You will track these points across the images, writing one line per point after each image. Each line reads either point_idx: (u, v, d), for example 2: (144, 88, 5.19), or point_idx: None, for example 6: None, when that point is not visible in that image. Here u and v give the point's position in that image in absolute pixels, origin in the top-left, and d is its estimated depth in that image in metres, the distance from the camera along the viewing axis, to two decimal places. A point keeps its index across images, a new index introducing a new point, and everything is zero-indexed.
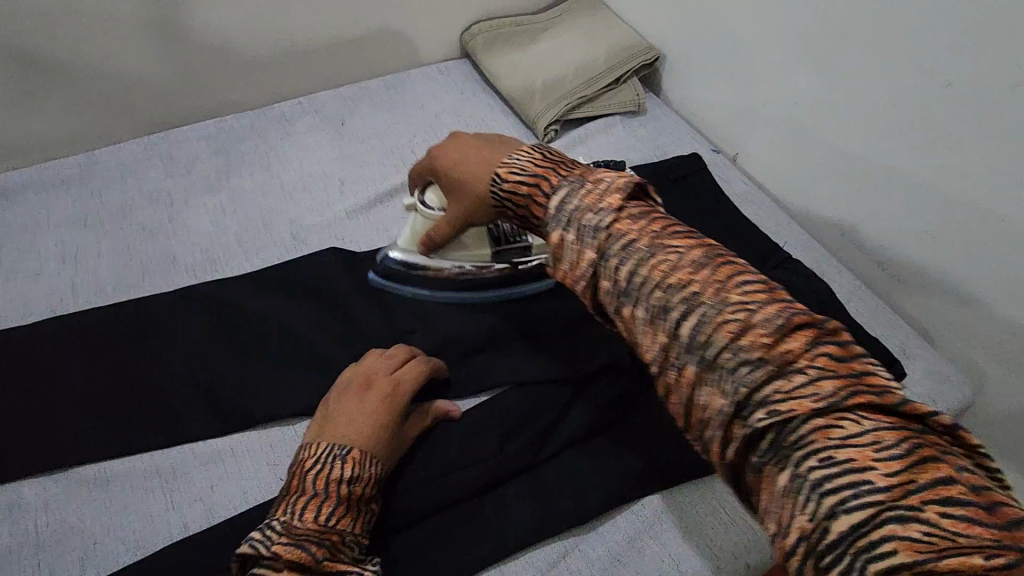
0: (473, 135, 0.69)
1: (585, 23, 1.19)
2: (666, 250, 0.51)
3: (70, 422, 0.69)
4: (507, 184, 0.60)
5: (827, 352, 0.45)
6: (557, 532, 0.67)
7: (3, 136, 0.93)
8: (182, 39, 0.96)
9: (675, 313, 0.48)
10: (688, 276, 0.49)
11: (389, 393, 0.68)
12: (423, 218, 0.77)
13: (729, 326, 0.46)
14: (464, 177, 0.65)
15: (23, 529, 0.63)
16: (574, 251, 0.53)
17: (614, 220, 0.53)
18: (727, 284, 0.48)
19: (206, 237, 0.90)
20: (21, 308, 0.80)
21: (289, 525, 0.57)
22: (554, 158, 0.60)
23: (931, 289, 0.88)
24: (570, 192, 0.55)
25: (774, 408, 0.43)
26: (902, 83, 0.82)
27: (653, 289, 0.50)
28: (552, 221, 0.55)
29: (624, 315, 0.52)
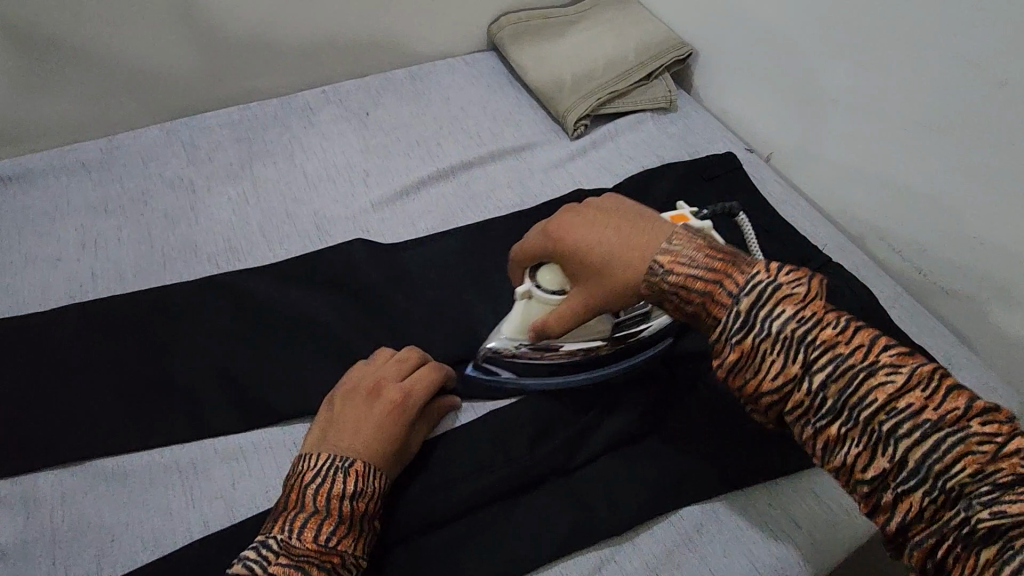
0: (593, 207, 0.65)
1: (616, 17, 1.16)
2: (887, 368, 0.49)
3: (88, 412, 0.67)
4: (674, 277, 0.58)
5: None
6: (591, 542, 0.64)
7: (23, 118, 0.91)
8: (207, 23, 0.94)
9: (900, 433, 0.47)
10: (918, 398, 0.47)
11: (396, 401, 0.65)
12: (540, 305, 0.69)
13: (969, 452, 0.45)
14: (605, 266, 0.61)
15: (39, 523, 0.61)
16: (771, 362, 0.52)
17: (819, 332, 0.51)
18: (963, 407, 0.46)
19: (230, 227, 0.87)
20: (40, 295, 0.78)
21: (287, 544, 0.55)
22: (720, 248, 0.58)
23: (975, 298, 0.85)
24: (763, 295, 0.53)
25: (1000, 510, 0.43)
26: (954, 83, 0.79)
27: (876, 409, 0.48)
28: (745, 328, 0.53)
29: (828, 430, 0.50)
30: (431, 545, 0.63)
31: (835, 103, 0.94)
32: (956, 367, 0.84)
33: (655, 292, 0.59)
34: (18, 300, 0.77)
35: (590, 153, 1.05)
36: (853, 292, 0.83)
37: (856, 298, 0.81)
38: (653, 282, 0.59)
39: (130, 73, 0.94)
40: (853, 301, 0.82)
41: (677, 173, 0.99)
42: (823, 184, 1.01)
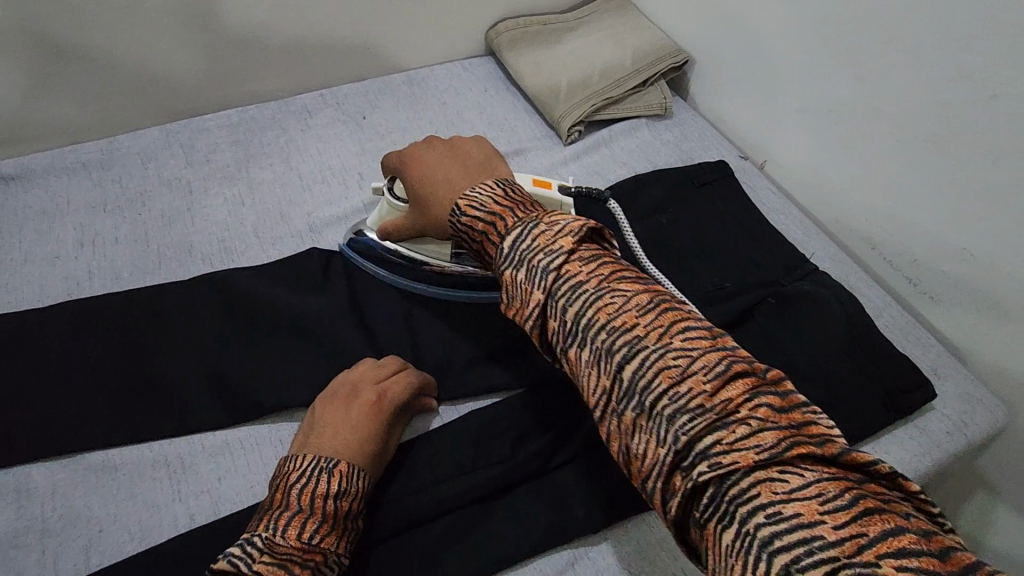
0: (439, 150, 0.76)
1: (614, 24, 1.17)
2: (613, 293, 0.55)
3: (79, 406, 0.69)
4: (466, 218, 0.66)
5: (768, 403, 0.47)
6: (568, 541, 0.65)
7: (27, 119, 0.93)
8: (209, 27, 0.96)
9: (617, 353, 0.52)
10: (632, 318, 0.53)
11: (377, 403, 0.67)
12: (389, 208, 0.81)
13: (668, 368, 0.50)
14: (426, 196, 0.74)
15: (30, 514, 0.62)
16: (523, 288, 0.58)
17: (564, 262, 0.57)
18: (673, 329, 0.52)
19: (225, 227, 0.89)
20: (37, 291, 0.80)
21: (272, 543, 0.55)
22: (512, 196, 0.65)
23: (963, 307, 0.85)
24: (524, 233, 0.60)
25: (715, 461, 0.45)
26: (945, 93, 0.79)
27: (600, 330, 0.54)
28: (507, 259, 0.60)
29: (569, 352, 0.56)
30: (411, 542, 0.65)
31: (829, 112, 0.94)
32: (943, 377, 0.83)
33: (452, 228, 0.68)
34: (16, 295, 0.79)
35: (584, 158, 1.06)
36: (840, 300, 0.83)
37: (842, 306, 0.82)
38: (453, 220, 0.67)
39: (132, 75, 0.96)
40: (839, 309, 0.82)
41: (668, 179, 1.00)
42: (815, 192, 1.01)
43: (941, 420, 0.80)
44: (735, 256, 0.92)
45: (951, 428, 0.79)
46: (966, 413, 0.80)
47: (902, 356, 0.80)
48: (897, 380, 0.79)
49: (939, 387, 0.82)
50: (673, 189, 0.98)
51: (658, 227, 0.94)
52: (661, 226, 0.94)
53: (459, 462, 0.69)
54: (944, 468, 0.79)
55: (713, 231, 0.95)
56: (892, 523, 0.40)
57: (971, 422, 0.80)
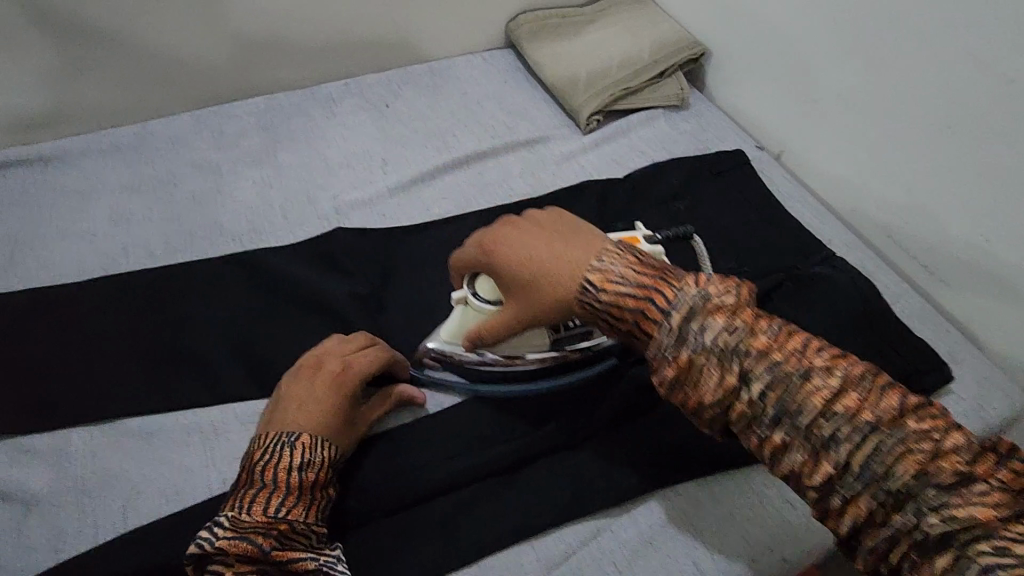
0: (530, 223, 0.66)
1: (632, 17, 1.18)
2: (819, 372, 0.51)
3: (115, 374, 0.71)
4: (606, 295, 0.58)
5: (993, 464, 0.47)
6: (589, 513, 0.67)
7: (63, 104, 0.96)
8: (237, 15, 0.98)
9: (843, 438, 0.49)
10: (850, 399, 0.50)
11: (338, 377, 0.67)
12: (474, 312, 0.71)
13: (908, 452, 0.48)
14: (539, 279, 0.62)
15: (68, 475, 0.65)
16: (714, 376, 0.53)
17: (753, 341, 0.53)
18: (897, 406, 0.49)
19: (254, 208, 0.91)
20: (75, 266, 0.82)
21: (236, 520, 0.57)
22: (649, 264, 0.59)
23: (978, 292, 0.86)
24: (696, 307, 0.54)
25: (952, 514, 0.45)
26: (962, 80, 0.80)
27: (817, 416, 0.50)
28: (684, 343, 0.54)
29: (771, 435, 0.52)
30: (432, 510, 0.66)
31: (846, 101, 0.95)
32: (959, 361, 0.84)
33: (587, 311, 0.60)
34: (54, 271, 0.82)
35: (602, 147, 1.08)
36: (855, 284, 0.84)
37: (857, 290, 0.83)
38: (586, 300, 0.59)
39: (163, 62, 0.99)
40: (854, 294, 0.83)
41: (685, 168, 1.01)
42: (832, 181, 1.02)
43: (958, 405, 0.80)
44: (752, 242, 0.93)
45: (967, 411, 0.80)
46: (981, 397, 0.81)
47: (917, 340, 0.81)
48: (912, 362, 0.80)
49: (956, 371, 0.83)
50: (689, 177, 1.00)
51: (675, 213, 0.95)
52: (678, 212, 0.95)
53: (479, 434, 0.71)
54: None
55: (729, 217, 0.96)
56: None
57: (986, 405, 0.80)
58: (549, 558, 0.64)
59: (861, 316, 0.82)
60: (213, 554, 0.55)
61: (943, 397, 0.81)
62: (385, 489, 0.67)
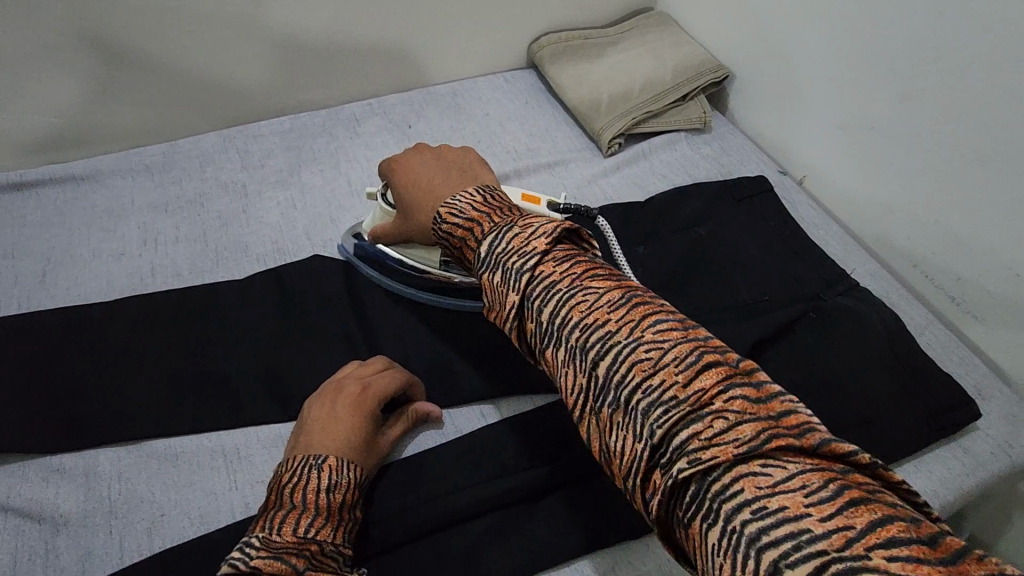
0: (426, 159, 0.76)
1: (654, 39, 1.19)
2: (586, 292, 0.54)
3: (143, 396, 0.72)
4: (446, 225, 0.67)
5: (743, 395, 0.45)
6: (609, 545, 0.66)
7: (97, 124, 0.99)
8: (266, 38, 1.00)
9: (590, 350, 0.52)
10: (604, 315, 0.52)
11: (358, 398, 0.69)
12: (383, 213, 0.82)
13: (640, 362, 0.49)
14: (413, 206, 0.74)
15: (97, 495, 0.66)
16: (500, 292, 0.58)
17: (537, 263, 0.58)
18: (649, 326, 0.51)
19: (278, 229, 0.93)
20: (104, 285, 0.84)
21: (268, 540, 0.55)
22: (492, 202, 0.66)
23: (1007, 326, 0.84)
24: (497, 238, 0.61)
25: (692, 450, 0.44)
26: (994, 110, 0.79)
27: (572, 329, 0.53)
28: (484, 263, 0.61)
29: (547, 354, 0.55)
30: (456, 539, 0.66)
31: (872, 128, 0.95)
32: (988, 398, 0.82)
33: (436, 236, 0.70)
34: (85, 289, 0.83)
35: (623, 170, 1.08)
36: (879, 314, 0.83)
37: (881, 321, 0.82)
38: (435, 227, 0.69)
39: (193, 83, 1.01)
40: (879, 325, 0.82)
41: (708, 192, 1.01)
42: (856, 208, 1.01)
43: (986, 441, 0.79)
44: (774, 270, 0.92)
45: (996, 449, 0.78)
46: (1010, 435, 0.79)
47: (944, 374, 0.80)
48: (940, 397, 0.79)
49: (985, 408, 0.81)
50: (712, 202, 1.00)
51: (697, 238, 0.95)
52: (700, 238, 0.95)
53: (502, 461, 0.71)
54: (989, 491, 0.78)
55: (752, 242, 0.96)
56: (882, 513, 0.38)
57: (1016, 444, 0.79)
58: None
59: (887, 348, 0.81)
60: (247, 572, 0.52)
61: (970, 433, 0.80)
62: (408, 517, 0.67)
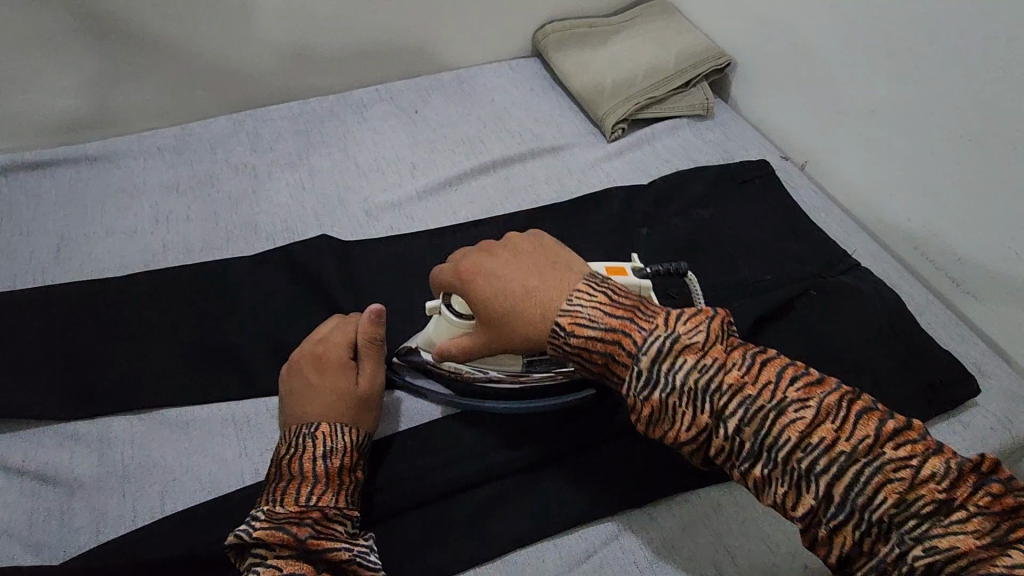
0: (501, 256, 0.68)
1: (658, 27, 1.20)
2: (793, 406, 0.53)
3: (156, 366, 0.74)
4: (576, 338, 0.61)
5: (983, 490, 0.48)
6: (613, 514, 0.68)
7: (110, 107, 1.00)
8: (274, 23, 1.01)
9: (821, 471, 0.51)
10: (826, 430, 0.52)
11: (316, 359, 0.71)
12: (447, 324, 0.71)
13: (888, 483, 0.49)
14: (508, 316, 0.64)
15: (111, 461, 0.67)
16: (687, 416, 0.55)
17: (724, 376, 0.55)
18: (869, 433, 0.51)
19: (287, 209, 0.94)
20: (118, 262, 0.86)
21: (270, 511, 0.59)
22: (619, 301, 0.61)
23: (1007, 305, 0.85)
24: (663, 349, 0.56)
25: (936, 547, 0.47)
26: (993, 92, 0.80)
27: (793, 449, 0.52)
28: (658, 385, 0.56)
29: (752, 473, 0.54)
30: (462, 503, 0.68)
31: (873, 112, 0.96)
32: (988, 375, 0.83)
33: (557, 350, 0.63)
34: (98, 265, 0.85)
35: (626, 154, 1.09)
36: (878, 293, 0.85)
37: (880, 301, 0.83)
38: (555, 341, 0.62)
39: (203, 67, 1.02)
40: (878, 305, 0.83)
41: (710, 176, 1.02)
42: (856, 192, 1.02)
43: (984, 417, 0.80)
44: (774, 251, 0.93)
45: (995, 424, 0.79)
46: (1009, 411, 0.80)
47: (943, 351, 0.81)
48: (938, 373, 0.80)
49: (985, 385, 0.82)
50: (714, 186, 1.01)
51: (699, 220, 0.96)
52: (703, 220, 0.96)
53: (507, 431, 0.72)
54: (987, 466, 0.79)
55: (754, 225, 0.97)
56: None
57: (1015, 419, 0.80)
58: (572, 556, 0.65)
59: (885, 325, 0.82)
60: (251, 543, 0.56)
61: (967, 408, 0.81)
62: (414, 484, 0.68)
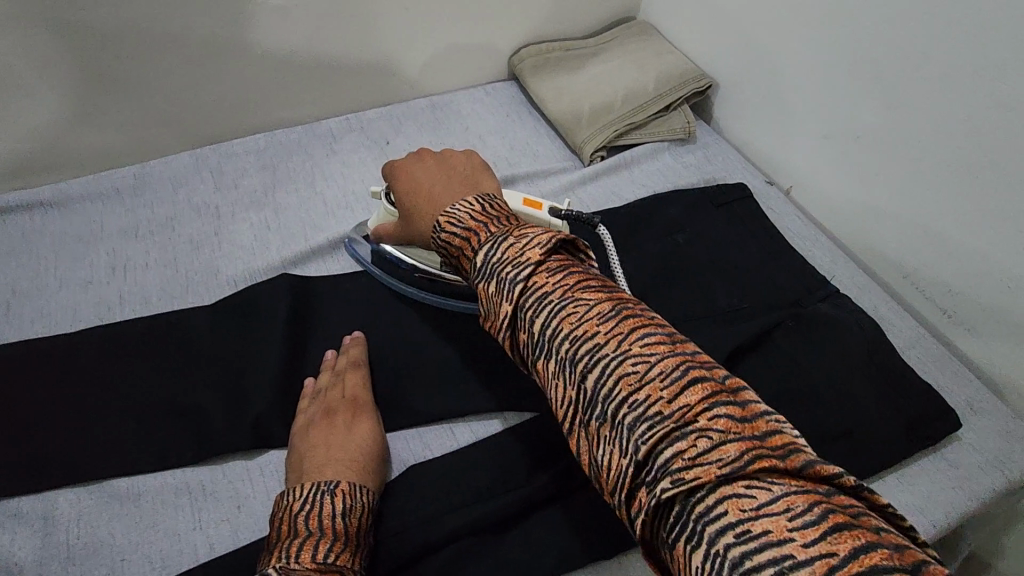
0: (424, 166, 0.75)
1: (636, 49, 1.17)
2: (577, 304, 0.53)
3: (105, 433, 0.70)
4: (444, 234, 0.64)
5: (730, 413, 0.45)
6: (578, 566, 0.65)
7: (65, 147, 0.96)
8: (237, 55, 0.98)
9: (582, 365, 0.50)
10: (596, 329, 0.51)
11: (346, 410, 0.71)
12: (386, 213, 0.82)
13: (632, 380, 0.47)
14: (415, 212, 0.73)
15: (56, 542, 0.63)
16: (494, 303, 0.57)
17: (526, 274, 0.55)
18: (635, 338, 0.49)
19: (251, 251, 0.90)
20: (70, 315, 0.81)
21: (287, 569, 0.54)
22: (490, 212, 0.63)
23: (997, 338, 0.83)
24: (490, 250, 0.58)
25: (679, 475, 0.43)
26: (982, 119, 0.77)
27: (563, 341, 0.52)
28: (479, 274, 0.58)
29: (539, 366, 0.54)
30: (429, 565, 0.64)
31: (858, 138, 0.93)
32: (980, 413, 0.80)
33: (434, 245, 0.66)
34: (49, 319, 0.81)
35: (601, 179, 1.06)
36: (859, 324, 0.82)
37: (862, 332, 0.81)
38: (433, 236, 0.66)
39: (165, 105, 0.98)
40: (861, 339, 0.80)
41: (689, 202, 1.00)
42: (844, 218, 0.99)
43: (979, 461, 0.76)
44: (757, 282, 0.90)
45: (986, 464, 0.76)
46: (1001, 451, 0.77)
47: (927, 387, 0.78)
48: (919, 408, 0.77)
49: (976, 422, 0.79)
50: (694, 211, 0.98)
51: (676, 248, 0.93)
52: (683, 249, 0.93)
53: (476, 486, 0.70)
54: (984, 512, 0.76)
55: (737, 255, 0.94)
56: (864, 539, 0.37)
57: (1008, 460, 0.76)
58: None
59: (866, 360, 0.79)
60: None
61: (958, 447, 0.77)
62: (389, 547, 0.65)
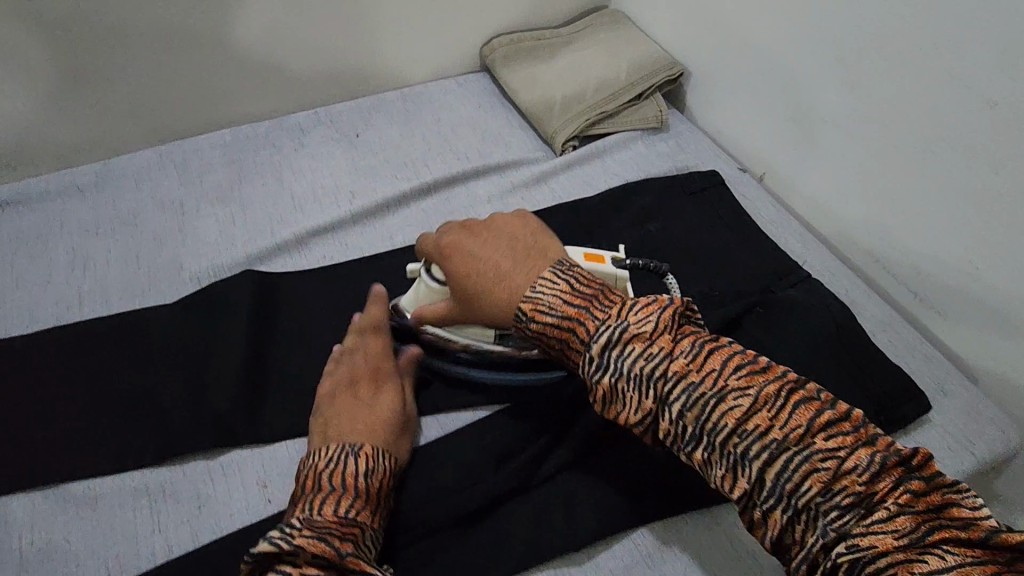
0: (477, 240, 0.71)
1: (609, 38, 1.16)
2: (737, 394, 0.53)
3: (62, 436, 0.68)
4: (535, 324, 0.63)
5: (909, 488, 0.48)
6: (546, 559, 0.64)
7: (23, 143, 0.93)
8: (198, 49, 0.96)
9: (755, 458, 0.51)
10: (767, 420, 0.52)
11: (367, 378, 0.71)
12: (428, 290, 0.74)
13: (815, 471, 0.50)
14: (480, 293, 0.68)
15: (9, 547, 0.61)
16: (631, 400, 0.56)
17: (670, 364, 0.55)
18: (808, 425, 0.51)
19: (216, 247, 0.88)
20: (28, 315, 0.79)
21: (310, 520, 0.55)
22: (580, 290, 0.62)
23: (966, 321, 0.83)
24: (612, 337, 0.57)
25: (854, 543, 0.47)
26: (946, 100, 0.77)
27: (730, 435, 0.52)
28: (602, 368, 0.57)
29: (693, 455, 0.55)
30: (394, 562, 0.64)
31: (828, 122, 0.92)
32: (950, 395, 0.80)
33: (522, 333, 0.66)
34: (6, 320, 0.79)
35: (575, 169, 1.05)
36: (830, 309, 0.82)
37: (832, 317, 0.80)
38: (520, 325, 0.65)
39: (126, 99, 0.96)
40: (831, 324, 0.80)
41: (660, 190, 0.99)
42: (817, 204, 0.99)
43: (947, 443, 0.77)
44: (729, 270, 0.90)
45: (954, 445, 0.76)
46: (971, 433, 0.77)
47: (896, 369, 0.78)
48: (886, 391, 0.77)
49: (945, 404, 0.80)
50: (667, 200, 0.98)
51: (648, 236, 0.93)
52: (655, 238, 0.93)
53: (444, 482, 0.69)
54: None
55: (708, 243, 0.93)
56: None
57: (978, 441, 0.77)
58: None
59: (836, 345, 0.79)
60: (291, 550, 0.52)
61: (927, 429, 0.78)
62: None
